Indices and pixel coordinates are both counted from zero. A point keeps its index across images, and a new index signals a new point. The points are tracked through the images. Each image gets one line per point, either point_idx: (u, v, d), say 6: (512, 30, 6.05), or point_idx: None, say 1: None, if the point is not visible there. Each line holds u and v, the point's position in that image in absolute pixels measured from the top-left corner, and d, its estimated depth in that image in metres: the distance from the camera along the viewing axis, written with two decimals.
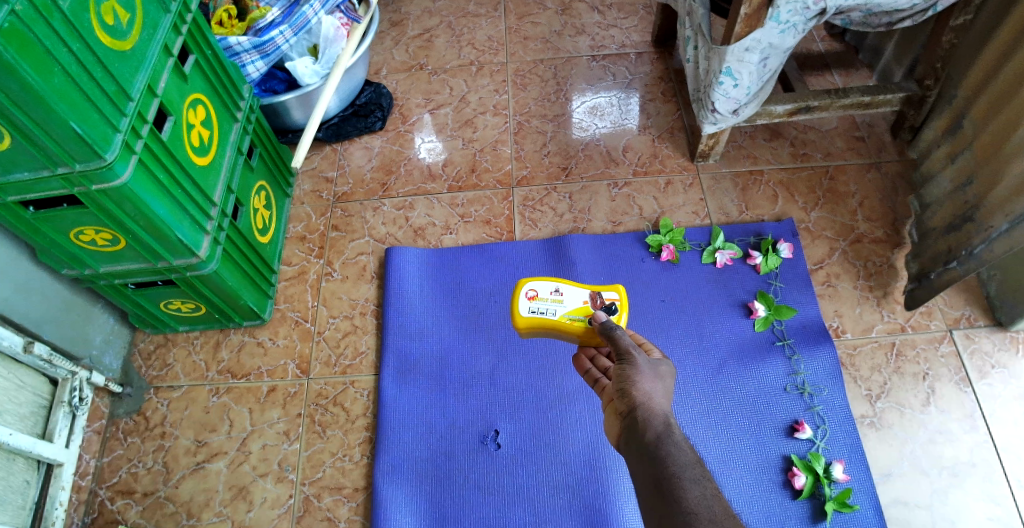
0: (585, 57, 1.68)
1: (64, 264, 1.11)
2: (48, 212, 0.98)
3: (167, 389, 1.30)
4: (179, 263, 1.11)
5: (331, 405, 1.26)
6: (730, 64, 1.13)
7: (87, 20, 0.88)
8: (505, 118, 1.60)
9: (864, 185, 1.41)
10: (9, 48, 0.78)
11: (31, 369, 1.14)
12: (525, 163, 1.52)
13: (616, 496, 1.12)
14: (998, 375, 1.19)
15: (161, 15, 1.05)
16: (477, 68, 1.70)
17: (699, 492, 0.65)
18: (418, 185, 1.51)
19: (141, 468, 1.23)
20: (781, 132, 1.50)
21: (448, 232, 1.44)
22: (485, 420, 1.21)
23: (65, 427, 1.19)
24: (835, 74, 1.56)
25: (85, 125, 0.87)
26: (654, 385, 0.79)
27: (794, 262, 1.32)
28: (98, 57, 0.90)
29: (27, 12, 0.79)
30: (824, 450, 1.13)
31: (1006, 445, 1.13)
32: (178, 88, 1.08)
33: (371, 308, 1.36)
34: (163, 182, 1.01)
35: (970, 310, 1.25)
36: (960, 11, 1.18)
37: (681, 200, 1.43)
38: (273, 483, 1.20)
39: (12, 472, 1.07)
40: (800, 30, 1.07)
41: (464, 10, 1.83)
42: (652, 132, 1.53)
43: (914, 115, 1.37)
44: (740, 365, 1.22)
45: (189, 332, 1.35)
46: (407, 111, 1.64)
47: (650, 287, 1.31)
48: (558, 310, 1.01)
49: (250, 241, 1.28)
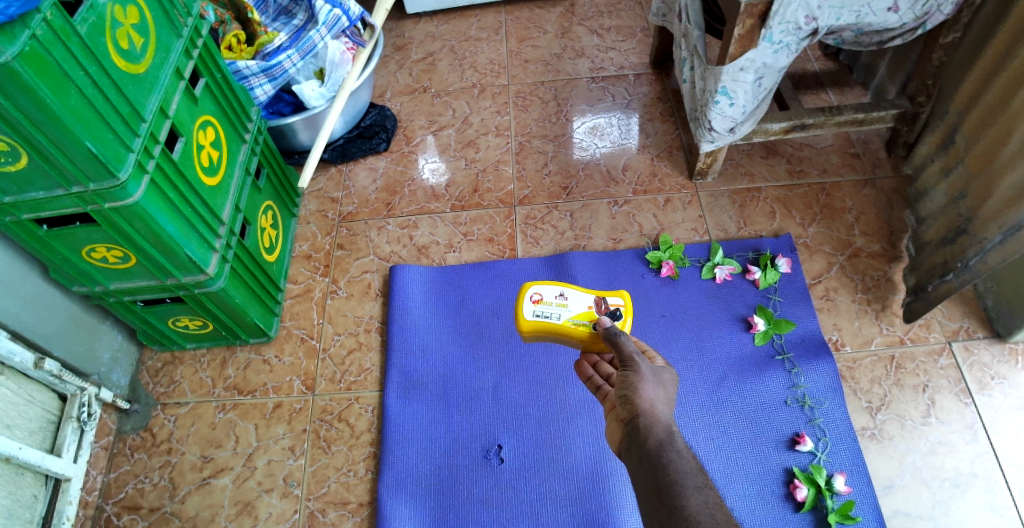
0: (585, 79, 1.72)
1: (75, 281, 1.14)
2: (60, 229, 1.01)
3: (173, 406, 1.31)
4: (188, 281, 1.13)
5: (336, 421, 1.27)
6: (725, 83, 1.16)
7: (102, 44, 0.92)
8: (506, 139, 1.63)
9: (861, 201, 1.43)
10: (28, 70, 0.80)
11: (41, 385, 1.17)
12: (526, 183, 1.55)
13: (618, 509, 1.13)
14: (998, 386, 1.19)
15: (173, 39, 1.09)
16: (478, 90, 1.74)
17: (701, 500, 0.66)
18: (422, 204, 1.54)
19: (147, 483, 1.24)
20: (778, 150, 1.53)
21: (451, 250, 1.46)
22: (487, 435, 1.22)
23: (73, 443, 1.20)
24: (829, 92, 1.59)
25: (99, 145, 0.90)
26: (656, 392, 0.80)
27: (792, 277, 1.33)
28: (113, 79, 0.93)
29: (47, 37, 0.83)
30: (825, 463, 1.14)
31: (1008, 456, 1.13)
32: (189, 110, 1.12)
33: (374, 325, 1.38)
34: (174, 201, 1.04)
35: (968, 322, 1.26)
36: (949, 29, 1.20)
37: (680, 217, 1.45)
38: (278, 498, 1.21)
39: (21, 486, 1.09)
40: (793, 49, 1.11)
41: (466, 34, 1.88)
42: (651, 151, 1.56)
43: (908, 132, 1.39)
44: (741, 379, 1.23)
45: (196, 349, 1.37)
46: (411, 132, 1.68)
47: (651, 302, 1.33)
48: (562, 315, 1.03)
49: (257, 260, 1.31)
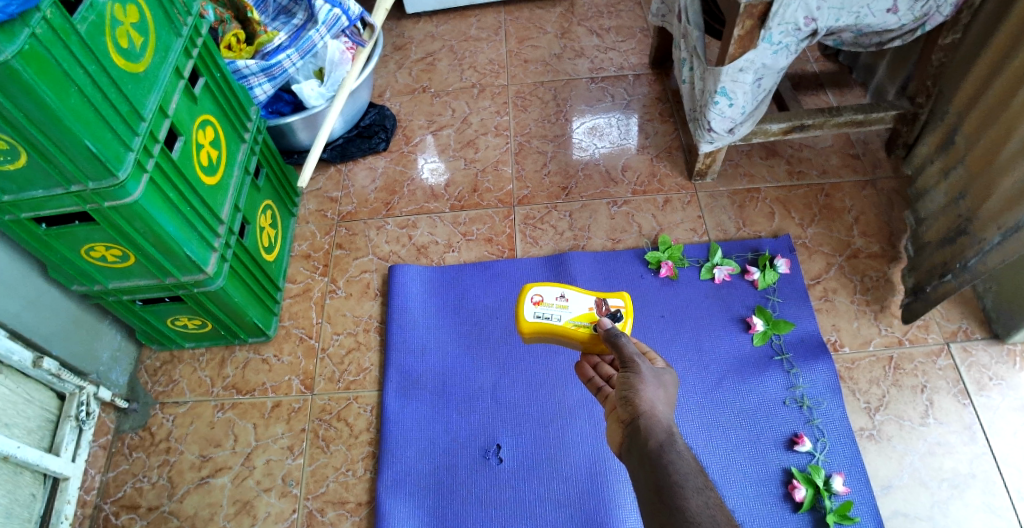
0: (585, 79, 1.72)
1: (75, 280, 1.14)
2: (60, 229, 1.01)
3: (172, 405, 1.31)
4: (187, 280, 1.13)
5: (335, 421, 1.27)
6: (725, 84, 1.16)
7: (102, 43, 0.92)
8: (506, 139, 1.64)
9: (860, 202, 1.43)
10: (28, 69, 0.80)
11: (39, 384, 1.17)
12: (525, 183, 1.55)
13: (617, 509, 1.13)
14: (996, 387, 1.20)
15: (173, 39, 1.09)
16: (478, 90, 1.74)
17: (701, 501, 0.66)
18: (421, 204, 1.54)
19: (146, 482, 1.24)
20: (777, 151, 1.53)
21: (450, 250, 1.46)
22: (487, 434, 1.22)
23: (71, 442, 1.20)
24: (829, 93, 1.59)
25: (99, 144, 0.90)
26: (656, 393, 0.80)
27: (791, 277, 1.34)
28: (112, 78, 0.93)
29: (46, 35, 0.83)
30: (824, 463, 1.14)
31: (1006, 456, 1.13)
32: (189, 109, 1.12)
33: (374, 325, 1.38)
34: (173, 200, 1.04)
35: (967, 323, 1.27)
36: (949, 31, 1.20)
37: (679, 217, 1.45)
38: (277, 497, 1.21)
39: (19, 485, 1.09)
40: (793, 50, 1.11)
41: (466, 34, 1.88)
42: (651, 152, 1.56)
43: (908, 132, 1.40)
44: (740, 379, 1.23)
45: (195, 348, 1.37)
46: (410, 132, 1.68)
47: (650, 302, 1.33)
48: (563, 316, 1.03)
49: (257, 259, 1.31)
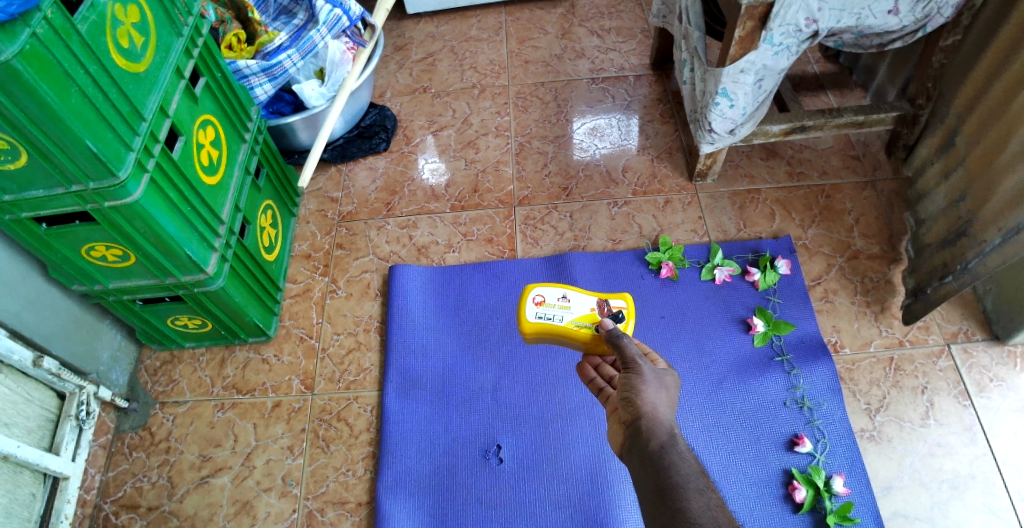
0: (585, 80, 1.72)
1: (75, 280, 1.14)
2: (60, 228, 1.01)
3: (172, 405, 1.31)
4: (188, 280, 1.13)
5: (335, 421, 1.27)
6: (726, 85, 1.16)
7: (103, 43, 0.92)
8: (506, 139, 1.64)
9: (860, 203, 1.43)
10: (29, 69, 0.80)
11: (39, 384, 1.16)
12: (526, 184, 1.55)
13: (617, 510, 1.13)
14: (997, 388, 1.19)
15: (174, 39, 1.09)
16: (478, 91, 1.74)
17: (703, 502, 0.66)
18: (422, 204, 1.54)
19: (146, 482, 1.23)
20: (778, 152, 1.53)
21: (450, 250, 1.46)
22: (487, 435, 1.22)
23: (71, 441, 1.19)
24: (829, 94, 1.59)
25: (100, 144, 0.90)
26: (658, 394, 0.80)
27: (792, 278, 1.34)
28: (113, 78, 0.93)
29: (47, 35, 0.83)
30: (824, 464, 1.14)
31: (1007, 458, 1.13)
32: (190, 109, 1.12)
33: (374, 325, 1.37)
34: (174, 200, 1.04)
35: (967, 324, 1.27)
36: (949, 32, 1.20)
37: (679, 218, 1.45)
38: (277, 497, 1.21)
39: (19, 485, 1.09)
40: (793, 51, 1.11)
41: (466, 34, 1.88)
42: (651, 152, 1.56)
43: (907, 134, 1.39)
44: (741, 380, 1.23)
45: (195, 348, 1.37)
46: (410, 132, 1.68)
47: (650, 303, 1.33)
48: (564, 317, 1.03)
49: (257, 259, 1.31)
